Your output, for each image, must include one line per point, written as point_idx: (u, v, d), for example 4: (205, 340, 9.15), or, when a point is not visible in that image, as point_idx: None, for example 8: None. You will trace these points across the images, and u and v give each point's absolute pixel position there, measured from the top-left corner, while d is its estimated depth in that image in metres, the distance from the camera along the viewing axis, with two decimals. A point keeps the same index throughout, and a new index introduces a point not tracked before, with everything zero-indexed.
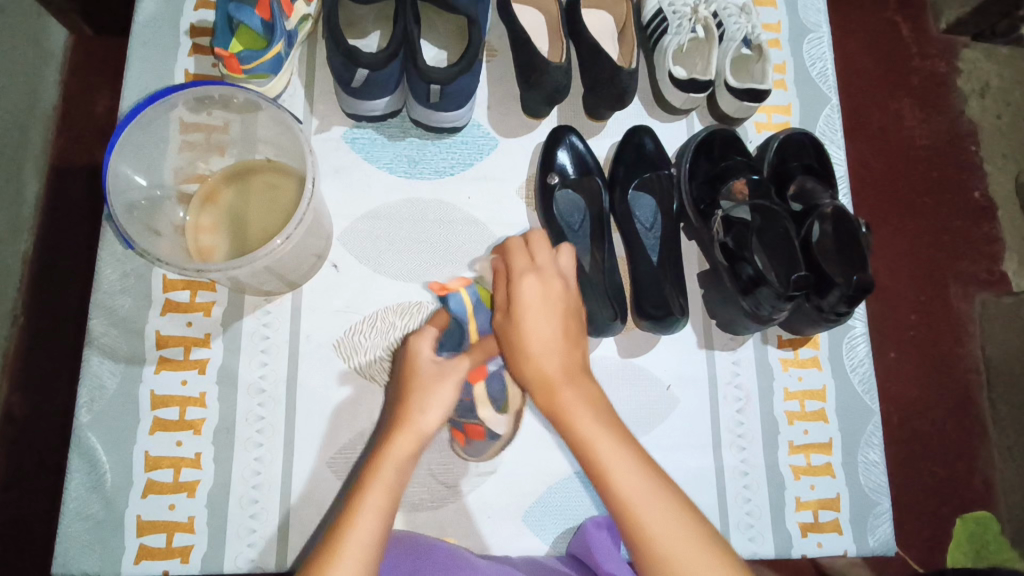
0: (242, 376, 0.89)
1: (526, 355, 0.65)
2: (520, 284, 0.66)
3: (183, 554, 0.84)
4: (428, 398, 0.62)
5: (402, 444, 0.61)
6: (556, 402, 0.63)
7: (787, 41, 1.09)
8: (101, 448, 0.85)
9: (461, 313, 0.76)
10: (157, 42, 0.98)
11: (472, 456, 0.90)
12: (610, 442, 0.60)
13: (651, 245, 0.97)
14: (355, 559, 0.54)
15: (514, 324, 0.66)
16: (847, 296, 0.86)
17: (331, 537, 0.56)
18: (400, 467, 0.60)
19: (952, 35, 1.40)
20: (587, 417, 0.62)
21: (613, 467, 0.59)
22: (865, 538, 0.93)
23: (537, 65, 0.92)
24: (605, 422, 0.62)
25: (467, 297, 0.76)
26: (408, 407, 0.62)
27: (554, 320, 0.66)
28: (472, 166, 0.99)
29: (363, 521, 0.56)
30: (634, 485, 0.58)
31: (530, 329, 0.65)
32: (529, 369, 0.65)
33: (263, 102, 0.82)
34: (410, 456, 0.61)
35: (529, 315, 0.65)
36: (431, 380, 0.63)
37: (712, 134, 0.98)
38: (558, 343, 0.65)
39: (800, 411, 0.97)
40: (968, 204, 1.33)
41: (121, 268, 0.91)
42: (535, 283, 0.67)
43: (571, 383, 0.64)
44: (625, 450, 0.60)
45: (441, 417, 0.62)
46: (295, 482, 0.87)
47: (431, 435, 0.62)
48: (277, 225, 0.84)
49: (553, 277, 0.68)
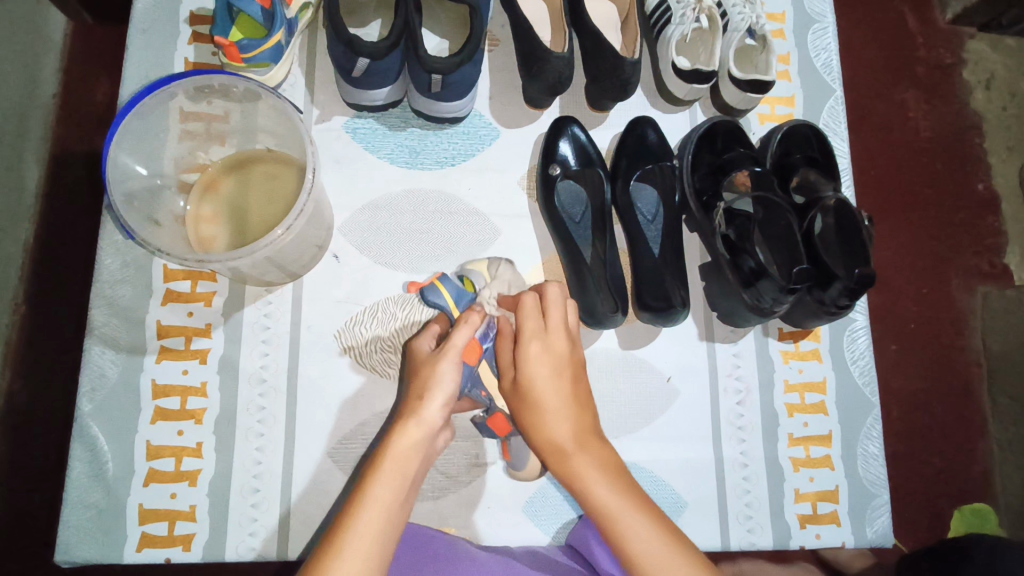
0: (243, 366, 0.89)
1: (539, 422, 0.69)
2: (526, 348, 0.70)
3: (184, 542, 0.84)
4: (427, 386, 0.65)
5: (406, 432, 0.62)
6: (569, 468, 0.66)
7: (791, 32, 1.08)
8: (103, 437, 0.86)
9: (444, 304, 0.80)
10: (156, 30, 0.98)
11: (523, 465, 0.88)
12: (624, 505, 0.62)
13: (653, 237, 0.99)
14: (361, 542, 0.55)
15: (526, 389, 0.69)
16: (849, 289, 0.86)
17: (337, 526, 0.56)
18: (406, 458, 0.61)
19: (959, 26, 1.39)
20: (599, 481, 0.64)
21: (629, 533, 0.60)
22: (864, 529, 0.93)
23: (539, 55, 0.92)
24: (619, 486, 0.64)
25: (444, 289, 0.80)
26: (412, 398, 0.65)
27: (563, 385, 0.70)
28: (473, 157, 0.99)
29: (367, 513, 0.57)
30: (649, 548, 0.59)
31: (540, 396, 0.69)
32: (543, 436, 0.68)
33: (264, 92, 0.81)
34: (416, 444, 0.62)
35: (538, 381, 0.69)
36: (429, 369, 0.66)
37: (715, 125, 0.97)
38: (567, 409, 0.69)
39: (800, 404, 0.97)
40: (971, 196, 1.32)
41: (121, 258, 0.90)
42: (540, 345, 0.71)
43: (582, 448, 0.67)
44: (640, 513, 0.62)
45: (443, 403, 0.64)
46: (296, 472, 0.87)
47: (435, 424, 0.63)
48: (277, 216, 0.84)
49: (557, 338, 0.72)
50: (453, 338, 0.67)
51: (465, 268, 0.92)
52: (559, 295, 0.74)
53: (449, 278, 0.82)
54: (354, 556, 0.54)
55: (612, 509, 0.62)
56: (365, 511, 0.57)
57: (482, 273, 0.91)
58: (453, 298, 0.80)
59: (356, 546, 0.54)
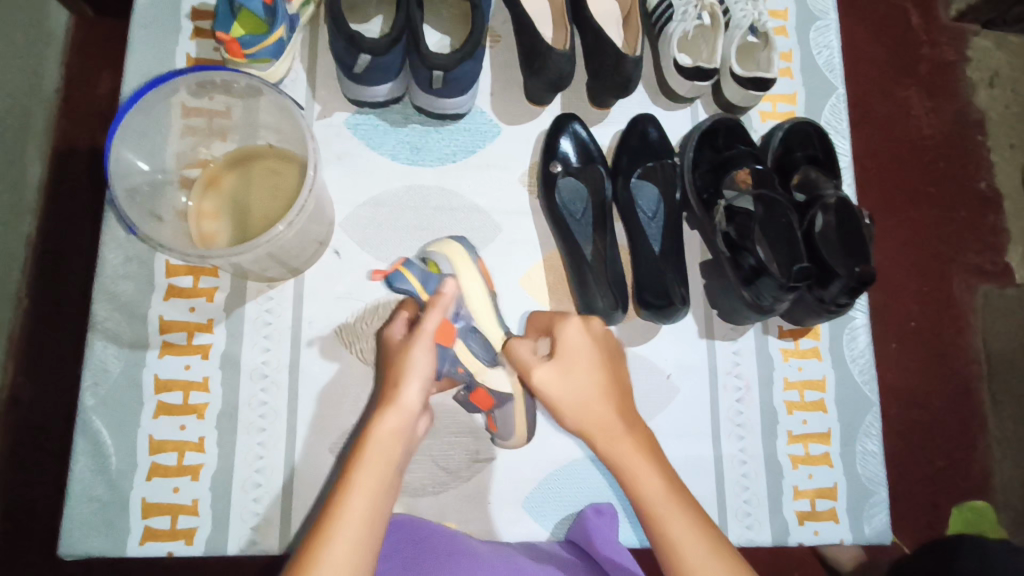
0: (245, 361, 0.90)
1: (578, 401, 0.68)
2: (567, 331, 0.72)
3: (187, 536, 0.85)
4: (402, 372, 0.65)
5: (385, 418, 0.63)
6: (612, 449, 0.66)
7: (794, 29, 1.07)
8: (106, 431, 0.86)
9: (412, 289, 0.76)
10: (158, 26, 0.98)
11: (510, 435, 0.87)
12: (664, 488, 0.63)
13: (653, 235, 0.98)
14: (348, 532, 0.55)
15: (566, 369, 0.69)
16: (848, 288, 0.86)
17: (323, 517, 0.57)
18: (387, 444, 0.61)
19: (962, 23, 1.38)
20: (642, 464, 0.65)
21: (668, 516, 0.61)
22: (861, 526, 0.94)
23: (541, 52, 0.92)
24: (655, 467, 0.65)
25: (410, 274, 0.76)
26: (388, 386, 0.66)
27: (601, 367, 0.71)
28: (475, 153, 0.99)
29: (353, 502, 0.57)
30: (687, 530, 0.60)
31: (581, 377, 0.69)
32: (583, 416, 0.68)
33: (266, 88, 0.81)
34: (394, 429, 0.62)
35: (580, 361, 0.70)
36: (404, 353, 0.67)
37: (717, 123, 0.97)
38: (606, 391, 0.69)
39: (799, 402, 0.97)
40: (973, 194, 1.32)
41: (123, 253, 0.91)
42: (580, 329, 0.72)
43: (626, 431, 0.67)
44: (678, 494, 0.63)
45: (419, 386, 0.64)
46: (298, 466, 0.88)
47: (414, 408, 0.64)
48: (279, 212, 0.85)
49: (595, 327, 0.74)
50: (424, 322, 0.68)
51: (427, 251, 0.86)
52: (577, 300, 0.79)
53: (412, 260, 0.78)
54: (342, 545, 0.54)
55: (652, 491, 0.63)
56: (350, 501, 0.57)
57: (444, 252, 0.84)
58: (420, 281, 0.77)
59: (343, 535, 0.55)
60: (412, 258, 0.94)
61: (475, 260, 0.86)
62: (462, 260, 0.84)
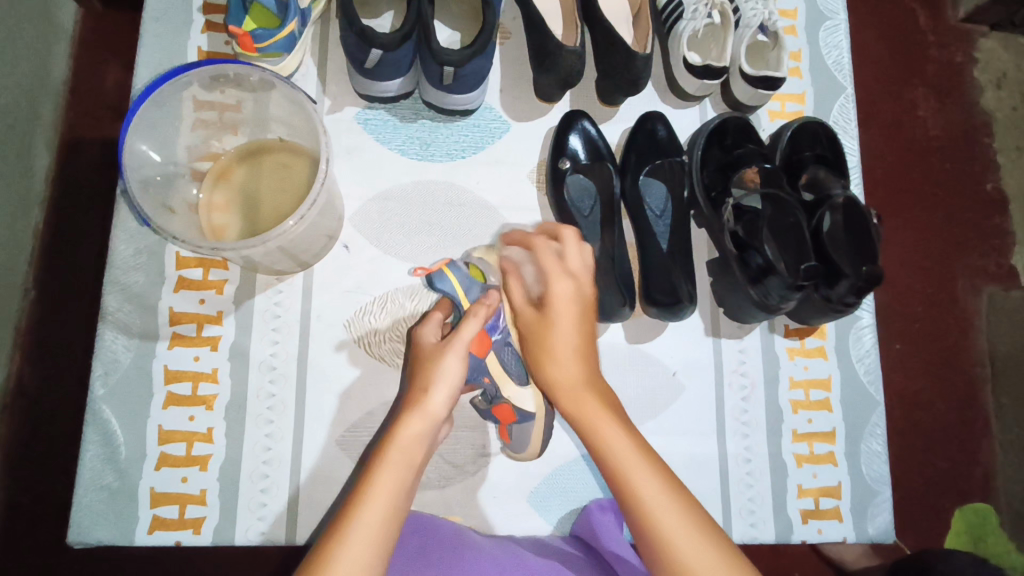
0: (253, 353, 0.90)
1: (555, 358, 0.69)
2: (558, 288, 0.70)
3: (195, 525, 0.85)
4: (431, 377, 0.65)
5: (411, 422, 0.63)
6: (578, 405, 0.66)
7: (803, 28, 1.07)
8: (115, 421, 0.87)
9: (452, 292, 0.77)
10: (170, 19, 0.98)
11: (524, 449, 0.88)
12: (629, 446, 0.63)
13: (661, 232, 0.99)
14: (366, 531, 0.56)
15: (547, 327, 0.70)
16: (856, 288, 0.86)
17: (342, 514, 0.57)
18: (411, 447, 0.62)
19: (971, 24, 1.38)
20: (605, 419, 0.65)
21: (630, 470, 0.61)
22: (865, 525, 0.94)
23: (551, 49, 0.92)
24: (630, 435, 0.64)
25: (452, 276, 0.77)
26: (415, 390, 0.66)
27: (581, 323, 0.70)
28: (483, 150, 0.99)
29: (372, 503, 0.57)
30: (647, 479, 0.60)
31: (558, 334, 0.69)
32: (555, 368, 0.69)
33: (277, 81, 0.81)
34: (420, 434, 0.62)
35: (561, 316, 0.69)
36: (434, 361, 0.67)
37: (726, 121, 0.97)
38: (583, 349, 0.69)
39: (804, 401, 0.97)
40: (980, 195, 1.32)
41: (134, 245, 0.91)
42: (570, 286, 0.70)
43: (590, 386, 0.67)
44: (646, 455, 0.62)
45: (447, 393, 0.65)
46: (305, 459, 0.88)
47: (439, 415, 0.64)
48: (290, 207, 0.85)
49: (582, 278, 0.72)
50: (461, 330, 0.68)
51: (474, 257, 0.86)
52: (575, 240, 0.74)
53: (458, 264, 0.80)
54: (359, 546, 0.55)
55: (620, 450, 0.63)
56: (368, 502, 0.57)
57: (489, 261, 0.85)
58: (462, 286, 0.77)
59: (359, 537, 0.55)
60: (433, 256, 0.95)
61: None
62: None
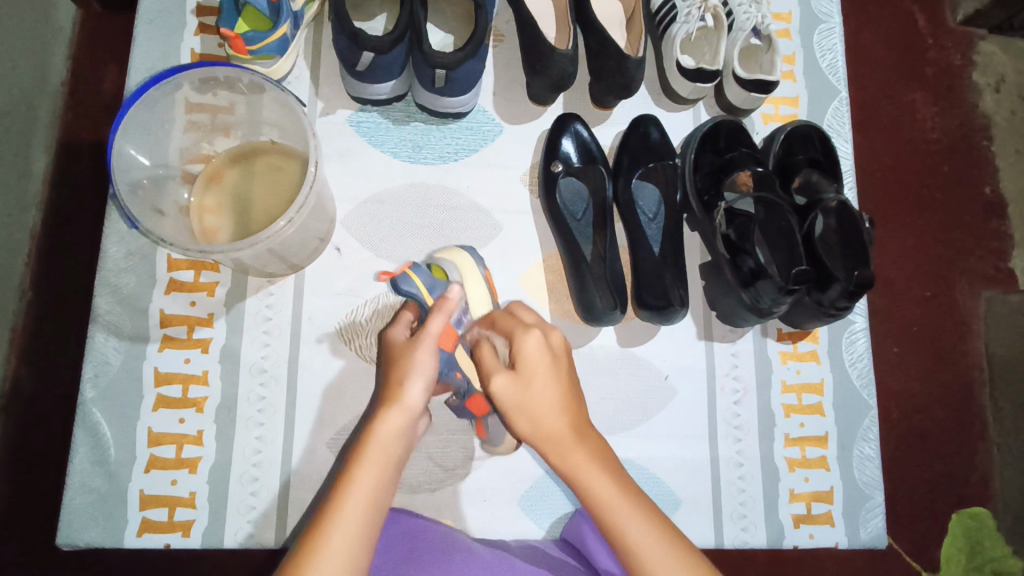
0: (244, 355, 0.90)
1: (532, 416, 0.66)
2: (529, 346, 0.68)
3: (184, 528, 0.85)
4: (407, 372, 0.65)
5: (389, 417, 0.63)
6: (562, 454, 0.65)
7: (797, 32, 1.07)
8: (105, 423, 0.87)
9: (417, 293, 0.78)
10: (164, 21, 0.98)
11: (501, 442, 0.89)
12: (616, 489, 0.63)
13: (653, 235, 0.99)
14: (344, 529, 0.55)
15: (519, 385, 0.66)
16: (847, 292, 0.86)
17: (323, 512, 0.57)
18: (389, 442, 0.62)
19: (969, 28, 1.38)
20: (590, 466, 0.64)
21: (621, 514, 0.62)
22: (857, 530, 0.94)
23: (544, 52, 0.92)
24: (618, 479, 0.65)
25: (417, 277, 0.78)
26: (391, 385, 0.66)
27: (559, 377, 0.68)
28: (476, 152, 0.99)
29: (353, 502, 0.57)
30: (640, 523, 0.61)
31: (537, 392, 0.66)
32: (537, 425, 0.66)
33: (268, 85, 0.82)
34: (399, 430, 0.62)
35: (538, 371, 0.67)
36: (407, 357, 0.66)
37: (718, 123, 0.97)
38: (564, 399, 0.67)
39: (797, 405, 0.97)
40: (979, 199, 1.32)
41: (126, 247, 0.91)
42: (540, 340, 0.69)
43: (572, 435, 0.66)
44: (632, 499, 0.63)
45: (423, 386, 0.64)
46: (295, 462, 0.88)
47: (417, 408, 0.64)
48: (280, 208, 0.85)
49: (554, 333, 0.70)
50: (429, 325, 0.68)
51: (436, 256, 0.88)
52: (528, 309, 0.76)
53: (419, 265, 0.80)
54: (338, 544, 0.54)
55: (611, 504, 0.63)
56: (348, 498, 0.57)
57: (455, 261, 0.86)
58: (426, 286, 0.78)
59: (343, 534, 0.55)
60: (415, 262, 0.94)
61: (481, 270, 0.87)
62: (469, 266, 0.86)
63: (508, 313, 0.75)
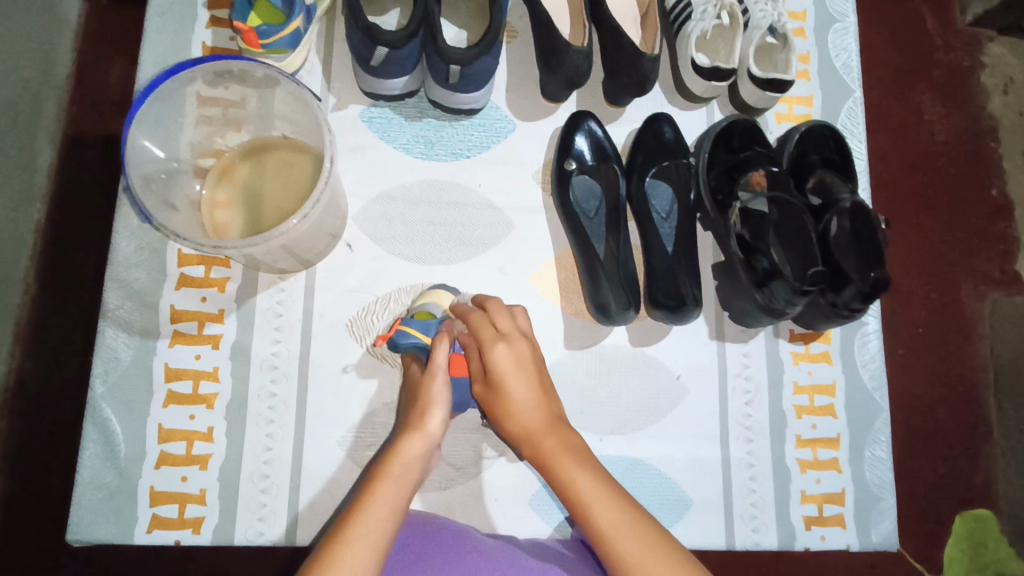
0: (255, 352, 0.90)
1: (506, 413, 0.72)
2: (493, 354, 0.73)
3: (194, 525, 0.85)
4: (426, 402, 0.72)
5: (411, 441, 0.68)
6: (535, 448, 0.70)
7: (812, 31, 1.07)
8: (115, 418, 0.86)
9: (418, 341, 0.81)
10: (175, 14, 0.97)
11: None
12: (584, 477, 0.66)
13: (666, 235, 0.98)
14: (365, 537, 0.58)
15: (491, 388, 0.73)
16: (862, 293, 0.86)
17: (346, 518, 0.60)
18: (411, 463, 0.67)
19: (978, 28, 1.37)
20: (560, 455, 0.68)
21: (589, 501, 0.64)
22: (868, 532, 0.94)
23: (558, 49, 0.91)
24: (589, 467, 0.67)
25: (409, 327, 0.81)
26: (414, 415, 0.72)
27: (527, 378, 0.73)
28: (489, 149, 0.98)
29: (374, 511, 0.60)
30: (607, 509, 0.63)
31: (506, 390, 0.72)
32: (512, 422, 0.72)
33: (282, 78, 0.81)
34: (419, 452, 0.68)
35: (506, 375, 0.73)
36: (424, 387, 0.74)
37: (733, 123, 0.96)
38: (535, 395, 0.73)
39: (809, 406, 0.97)
40: (985, 201, 1.31)
41: (136, 241, 0.91)
42: (506, 350, 0.74)
43: (544, 428, 0.71)
44: (600, 485, 0.65)
45: (441, 415, 0.71)
46: (305, 460, 0.88)
47: (436, 434, 0.70)
48: (292, 204, 0.84)
49: (518, 340, 0.75)
50: (435, 358, 0.75)
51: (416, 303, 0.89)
52: (501, 306, 0.79)
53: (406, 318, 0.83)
54: (358, 548, 0.57)
55: (580, 491, 0.65)
56: (371, 505, 0.61)
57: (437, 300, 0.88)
58: (421, 331, 0.81)
59: (361, 540, 0.58)
60: (433, 274, 0.94)
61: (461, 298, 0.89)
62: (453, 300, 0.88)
63: (484, 309, 0.79)
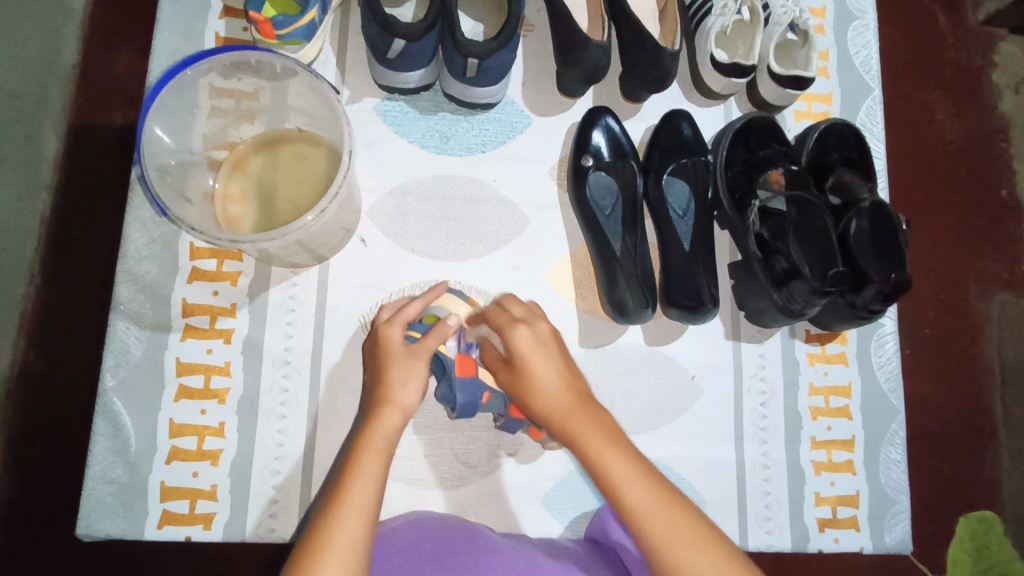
0: (267, 348, 0.89)
1: (534, 395, 0.71)
2: (515, 338, 0.72)
3: (205, 520, 0.84)
4: (402, 375, 0.69)
5: (387, 416, 0.66)
6: (563, 428, 0.68)
7: (831, 28, 1.05)
8: (126, 413, 0.85)
9: None
10: (187, 5, 0.96)
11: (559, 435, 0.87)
12: (614, 456, 0.64)
13: (683, 233, 0.96)
14: (346, 530, 0.57)
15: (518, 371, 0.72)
16: (882, 295, 0.85)
17: (328, 507, 0.59)
18: (388, 440, 0.65)
19: (990, 27, 1.36)
20: (589, 434, 0.66)
21: (619, 480, 0.63)
22: (882, 535, 0.93)
23: (577, 42, 0.90)
24: (618, 446, 0.66)
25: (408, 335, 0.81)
26: (386, 386, 0.69)
27: (553, 359, 0.72)
28: (505, 144, 0.97)
29: (356, 500, 0.59)
30: (638, 488, 0.62)
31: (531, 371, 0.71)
32: (541, 404, 0.70)
33: (299, 69, 0.79)
34: (395, 427, 0.66)
35: (529, 357, 0.71)
36: (405, 363, 0.70)
37: (752, 121, 0.95)
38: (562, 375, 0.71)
39: (824, 407, 0.96)
40: (995, 202, 1.30)
41: (148, 234, 0.90)
42: (527, 333, 0.72)
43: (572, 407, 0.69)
44: (630, 463, 0.64)
45: (417, 389, 0.69)
46: (316, 457, 0.87)
47: (412, 406, 0.69)
48: (308, 198, 0.83)
49: (540, 324, 0.74)
50: (425, 342, 0.71)
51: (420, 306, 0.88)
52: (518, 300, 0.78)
53: None
54: (341, 542, 0.56)
55: (610, 470, 0.64)
56: (353, 492, 0.59)
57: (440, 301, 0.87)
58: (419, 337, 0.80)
59: (343, 534, 0.56)
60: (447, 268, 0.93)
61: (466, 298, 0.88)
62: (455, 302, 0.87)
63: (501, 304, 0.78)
